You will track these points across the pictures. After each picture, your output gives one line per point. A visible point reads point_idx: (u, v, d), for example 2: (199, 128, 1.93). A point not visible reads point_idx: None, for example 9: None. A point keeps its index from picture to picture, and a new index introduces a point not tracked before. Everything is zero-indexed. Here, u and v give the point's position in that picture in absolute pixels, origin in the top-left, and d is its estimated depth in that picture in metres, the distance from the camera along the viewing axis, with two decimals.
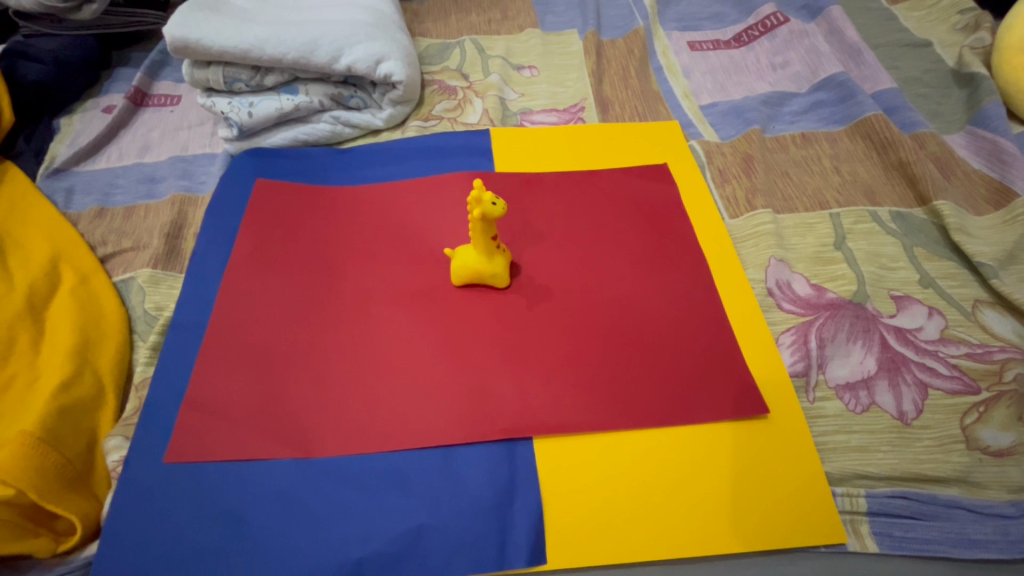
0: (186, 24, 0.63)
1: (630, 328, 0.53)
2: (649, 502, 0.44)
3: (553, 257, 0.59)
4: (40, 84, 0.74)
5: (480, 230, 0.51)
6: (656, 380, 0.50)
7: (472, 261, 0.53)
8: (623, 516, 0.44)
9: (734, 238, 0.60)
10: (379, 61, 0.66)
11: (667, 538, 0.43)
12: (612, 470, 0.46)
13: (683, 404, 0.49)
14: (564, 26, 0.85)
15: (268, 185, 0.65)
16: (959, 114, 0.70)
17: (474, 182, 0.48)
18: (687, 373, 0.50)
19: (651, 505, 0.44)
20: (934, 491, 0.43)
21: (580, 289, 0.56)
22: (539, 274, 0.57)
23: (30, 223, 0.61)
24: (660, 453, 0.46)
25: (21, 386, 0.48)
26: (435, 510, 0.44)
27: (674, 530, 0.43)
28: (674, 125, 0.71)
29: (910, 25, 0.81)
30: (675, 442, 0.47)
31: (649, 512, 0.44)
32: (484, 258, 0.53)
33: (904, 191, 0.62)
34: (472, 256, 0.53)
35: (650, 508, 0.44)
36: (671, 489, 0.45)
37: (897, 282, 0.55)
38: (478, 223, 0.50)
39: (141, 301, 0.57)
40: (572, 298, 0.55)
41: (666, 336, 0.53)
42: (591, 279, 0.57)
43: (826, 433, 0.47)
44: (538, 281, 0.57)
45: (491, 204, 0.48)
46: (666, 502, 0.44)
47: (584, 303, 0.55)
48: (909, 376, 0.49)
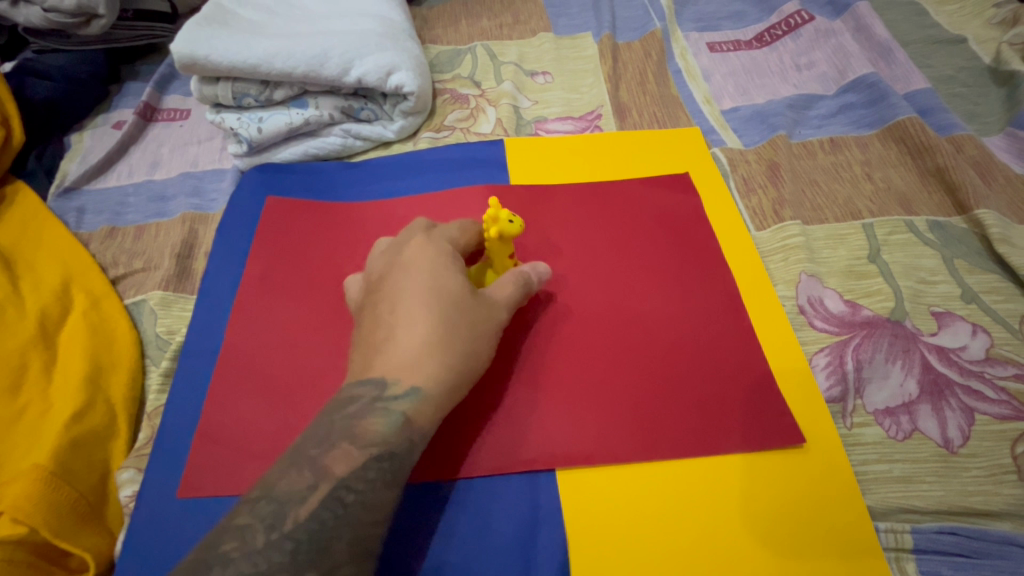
0: (194, 40, 0.62)
1: (655, 350, 0.51)
2: (679, 539, 0.42)
3: (573, 275, 0.56)
4: (49, 102, 0.73)
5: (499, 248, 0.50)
6: (686, 406, 0.48)
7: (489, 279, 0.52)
8: (651, 554, 0.42)
9: (761, 252, 0.58)
10: (390, 72, 0.65)
11: None
12: (639, 504, 0.44)
13: (715, 431, 0.46)
14: (578, 29, 0.82)
15: (279, 203, 0.64)
16: (998, 114, 0.66)
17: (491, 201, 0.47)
18: (716, 399, 0.48)
19: (681, 542, 0.42)
20: (986, 527, 0.41)
21: (602, 309, 0.54)
22: (560, 292, 0.55)
23: (42, 246, 0.61)
24: (691, 484, 0.44)
25: (33, 416, 0.48)
26: (458, 548, 0.42)
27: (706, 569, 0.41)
28: (696, 131, 0.68)
29: (942, 20, 0.77)
30: (707, 473, 0.45)
31: (679, 549, 0.42)
32: None
33: (943, 198, 0.59)
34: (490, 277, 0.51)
35: (682, 544, 0.42)
36: (701, 524, 0.42)
37: (937, 297, 0.52)
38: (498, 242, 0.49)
39: (153, 325, 0.56)
40: (596, 318, 0.53)
41: (693, 359, 0.50)
42: (615, 297, 0.55)
43: (866, 462, 0.44)
44: (558, 299, 0.54)
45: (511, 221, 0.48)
46: (697, 536, 0.42)
47: (607, 325, 0.53)
48: (954, 400, 0.46)
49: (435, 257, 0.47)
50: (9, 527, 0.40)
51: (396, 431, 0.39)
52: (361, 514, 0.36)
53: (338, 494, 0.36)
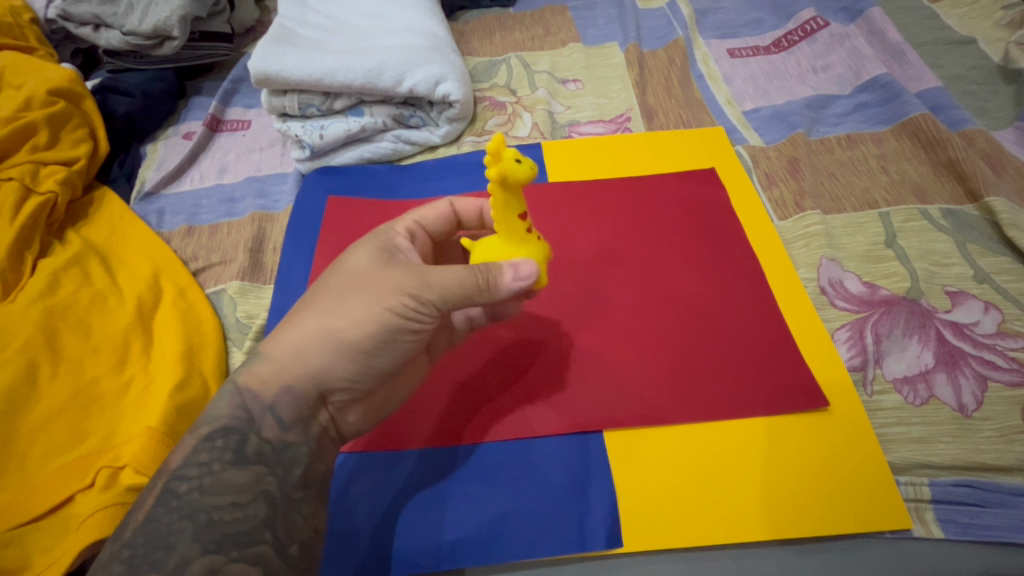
0: (266, 58, 0.69)
1: (688, 325, 0.56)
2: (717, 488, 0.47)
3: (610, 260, 0.62)
4: (129, 116, 0.81)
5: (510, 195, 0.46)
6: (712, 373, 0.53)
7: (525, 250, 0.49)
8: (692, 501, 0.47)
9: (784, 239, 0.62)
10: (438, 82, 0.71)
11: (737, 523, 0.45)
12: (680, 459, 0.49)
13: (744, 396, 0.51)
14: (605, 39, 0.88)
15: (340, 202, 0.71)
16: (1007, 110, 0.70)
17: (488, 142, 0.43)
18: (745, 368, 0.53)
19: (717, 491, 0.47)
20: (999, 480, 0.45)
21: (639, 290, 0.59)
22: (598, 277, 0.61)
23: (131, 244, 0.67)
24: (720, 442, 0.49)
25: (139, 387, 0.55)
26: (519, 498, 0.48)
27: (743, 515, 0.46)
28: (719, 131, 0.74)
29: (953, 23, 0.81)
30: (734, 433, 0.50)
31: (718, 497, 0.47)
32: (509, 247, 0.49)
33: (954, 188, 0.63)
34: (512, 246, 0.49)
35: (719, 492, 0.47)
36: (736, 476, 0.47)
37: (951, 277, 0.56)
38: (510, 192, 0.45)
39: (233, 311, 0.63)
40: (630, 299, 0.59)
41: (723, 333, 0.55)
42: (641, 279, 0.60)
43: (887, 425, 0.49)
44: (598, 283, 0.60)
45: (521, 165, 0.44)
46: (731, 487, 0.47)
47: (644, 304, 0.58)
48: (968, 369, 0.50)
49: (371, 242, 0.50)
50: (133, 477, 0.49)
51: (227, 410, 0.44)
52: (199, 499, 0.41)
53: (173, 488, 0.41)
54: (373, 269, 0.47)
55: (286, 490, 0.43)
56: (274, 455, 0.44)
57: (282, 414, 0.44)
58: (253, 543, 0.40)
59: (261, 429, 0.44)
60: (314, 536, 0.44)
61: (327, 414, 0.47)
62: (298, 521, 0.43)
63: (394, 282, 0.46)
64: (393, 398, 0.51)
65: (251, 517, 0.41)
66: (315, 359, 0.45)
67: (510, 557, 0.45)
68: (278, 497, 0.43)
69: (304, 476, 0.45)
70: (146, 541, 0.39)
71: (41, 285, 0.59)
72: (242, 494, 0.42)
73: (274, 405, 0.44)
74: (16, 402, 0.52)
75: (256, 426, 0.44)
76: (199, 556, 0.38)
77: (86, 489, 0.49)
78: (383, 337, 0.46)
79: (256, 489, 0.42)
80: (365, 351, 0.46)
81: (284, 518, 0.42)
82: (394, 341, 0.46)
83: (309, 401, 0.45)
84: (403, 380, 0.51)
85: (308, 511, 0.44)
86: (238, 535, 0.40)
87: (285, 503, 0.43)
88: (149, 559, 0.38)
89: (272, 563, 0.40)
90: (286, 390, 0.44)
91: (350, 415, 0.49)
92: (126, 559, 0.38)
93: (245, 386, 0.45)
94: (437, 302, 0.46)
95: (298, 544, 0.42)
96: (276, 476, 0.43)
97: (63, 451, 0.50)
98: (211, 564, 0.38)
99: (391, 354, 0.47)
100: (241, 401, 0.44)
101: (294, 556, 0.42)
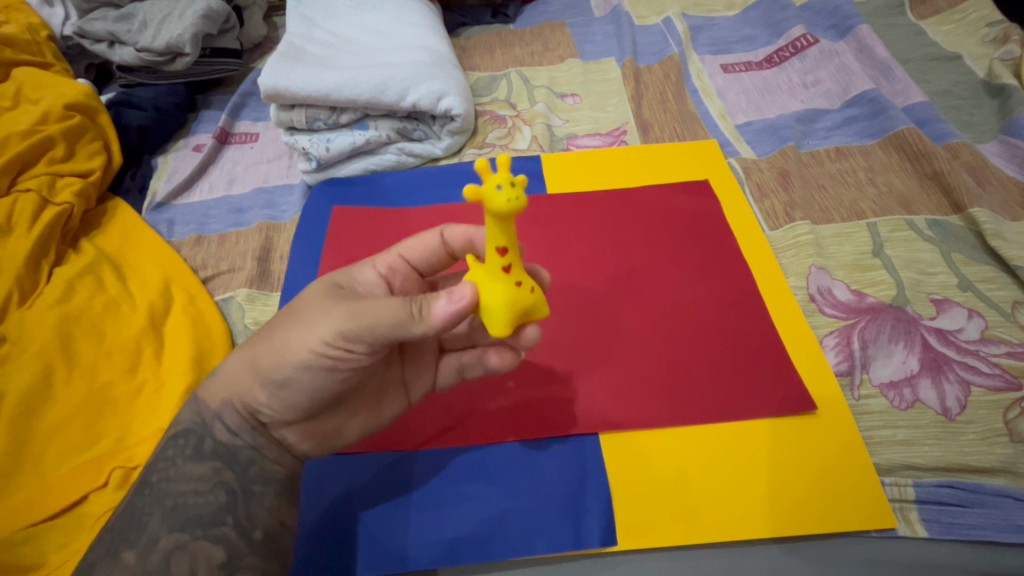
0: (276, 75, 0.72)
1: (685, 337, 0.58)
2: (709, 490, 0.48)
3: (614, 272, 0.64)
4: (141, 129, 0.84)
5: (499, 224, 0.40)
6: (706, 380, 0.54)
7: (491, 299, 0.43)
8: (683, 503, 0.48)
9: (775, 248, 0.65)
10: (441, 97, 0.74)
11: (726, 523, 0.47)
12: (674, 462, 0.50)
13: (739, 403, 0.53)
14: (602, 54, 0.91)
15: (344, 212, 0.73)
16: (991, 123, 0.73)
17: (479, 159, 0.38)
18: (740, 377, 0.55)
19: (709, 494, 0.48)
20: (980, 481, 0.47)
21: (638, 302, 0.61)
22: (602, 287, 0.62)
23: (142, 252, 0.69)
24: (718, 446, 0.51)
25: (150, 391, 0.56)
26: (516, 499, 0.49)
27: (732, 516, 0.47)
28: (713, 144, 0.76)
29: (939, 39, 0.84)
30: (731, 436, 0.51)
31: (710, 498, 0.48)
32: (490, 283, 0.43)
33: (940, 199, 0.65)
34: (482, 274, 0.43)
35: (709, 493, 0.48)
36: (729, 478, 0.49)
37: (936, 286, 0.58)
38: (489, 215, 0.39)
39: (242, 318, 0.64)
40: (631, 309, 0.60)
41: (719, 343, 0.57)
42: (630, 291, 0.62)
43: (873, 428, 0.50)
44: (599, 293, 0.62)
45: (509, 187, 0.37)
46: (726, 489, 0.48)
47: (643, 315, 0.60)
48: (952, 374, 0.52)
49: (322, 282, 0.48)
50: None
51: (187, 415, 0.47)
52: (166, 487, 0.44)
53: (145, 480, 0.45)
54: (321, 298, 0.46)
55: (244, 482, 0.46)
56: (229, 452, 0.46)
57: (227, 421, 0.47)
58: (215, 526, 0.43)
59: (215, 432, 0.47)
60: (279, 527, 0.45)
61: (272, 434, 0.48)
62: (261, 511, 0.45)
63: (324, 315, 0.44)
64: (346, 427, 0.50)
65: (212, 503, 0.44)
66: (241, 380, 0.46)
67: (507, 555, 0.47)
68: (236, 487, 0.45)
69: (263, 471, 0.47)
70: (121, 524, 0.43)
71: (57, 292, 0.62)
72: (201, 483, 0.45)
73: (220, 414, 0.47)
74: (33, 405, 0.54)
75: (210, 429, 0.47)
76: (166, 534, 0.42)
77: (100, 488, 0.51)
78: (305, 368, 0.44)
79: (215, 479, 0.45)
80: (278, 382, 0.45)
81: (244, 506, 0.45)
82: (314, 372, 0.44)
83: (245, 417, 0.47)
84: (356, 412, 0.50)
85: (271, 504, 0.46)
86: (202, 516, 0.43)
87: (245, 495, 0.45)
88: (122, 539, 0.42)
89: (237, 546, 0.43)
90: (226, 403, 0.47)
91: (290, 437, 0.48)
92: (106, 541, 0.42)
93: (202, 396, 0.48)
94: (358, 332, 0.42)
95: (264, 530, 0.44)
96: (233, 470, 0.46)
97: (78, 452, 0.52)
98: (176, 541, 0.42)
99: (315, 385, 0.45)
100: (198, 409, 0.47)
101: (259, 541, 0.44)
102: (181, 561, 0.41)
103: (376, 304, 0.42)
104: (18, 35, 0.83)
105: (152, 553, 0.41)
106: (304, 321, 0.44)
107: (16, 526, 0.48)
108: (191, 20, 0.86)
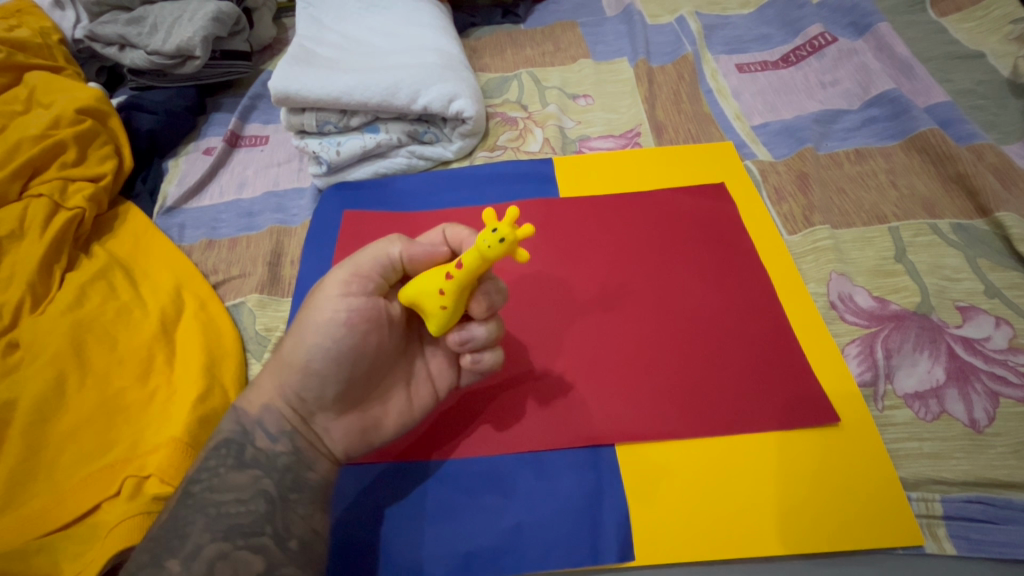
0: (286, 78, 0.71)
1: (707, 330, 0.57)
2: (741, 499, 0.47)
3: (632, 266, 0.63)
4: (152, 133, 0.84)
5: (474, 257, 0.42)
6: (731, 375, 0.54)
7: (415, 286, 0.45)
8: (715, 513, 0.47)
9: (794, 253, 0.63)
10: (452, 99, 0.73)
11: (761, 535, 0.46)
12: (703, 470, 0.49)
13: (770, 406, 0.52)
14: (614, 54, 0.89)
15: (355, 215, 0.72)
16: (1016, 124, 0.71)
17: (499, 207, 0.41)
18: (765, 373, 0.54)
19: (742, 502, 0.47)
20: (1010, 497, 0.45)
21: (662, 297, 0.60)
22: (621, 282, 0.62)
23: (154, 257, 0.69)
24: (750, 452, 0.50)
25: (163, 398, 0.56)
26: (532, 511, 0.49)
27: (765, 529, 0.46)
28: (728, 146, 0.75)
29: (961, 37, 0.82)
30: (760, 442, 0.50)
31: (742, 509, 0.47)
32: (427, 288, 0.44)
33: (965, 203, 0.63)
34: (431, 274, 0.45)
35: (741, 504, 0.47)
36: (762, 490, 0.48)
37: (961, 292, 0.57)
38: (473, 249, 0.41)
39: (253, 324, 0.64)
40: (652, 303, 0.60)
41: (739, 337, 0.57)
42: (641, 281, 0.62)
43: (898, 440, 0.49)
44: (619, 289, 0.61)
45: (496, 241, 0.40)
46: (757, 501, 0.47)
47: (665, 310, 0.59)
48: (980, 385, 0.50)
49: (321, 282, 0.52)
50: (158, 486, 0.50)
51: (229, 425, 0.47)
52: (208, 496, 0.44)
53: (188, 489, 0.44)
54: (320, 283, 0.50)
55: (282, 490, 0.45)
56: (267, 460, 0.46)
57: (268, 427, 0.47)
58: (255, 534, 0.42)
59: (255, 439, 0.47)
60: (313, 534, 0.45)
61: (311, 430, 0.48)
62: (295, 520, 0.44)
63: (329, 286, 0.47)
64: (384, 420, 0.50)
65: (253, 512, 0.43)
66: (279, 381, 0.47)
67: (521, 569, 0.46)
68: (275, 496, 0.45)
69: (299, 478, 0.46)
70: (165, 534, 0.42)
71: (70, 298, 0.62)
72: (242, 491, 0.44)
73: (260, 420, 0.47)
74: (45, 411, 0.54)
75: (250, 437, 0.47)
76: (209, 542, 0.41)
77: (113, 497, 0.50)
78: (327, 345, 0.46)
79: (254, 488, 0.45)
80: (307, 366, 0.46)
81: (281, 514, 0.44)
82: (336, 343, 0.46)
83: (289, 418, 0.48)
84: (388, 399, 0.50)
85: (304, 512, 0.45)
86: (242, 526, 0.43)
87: (282, 504, 0.45)
88: (168, 547, 0.41)
89: (274, 553, 0.42)
90: (268, 407, 0.47)
91: (333, 431, 0.49)
92: (150, 549, 0.41)
93: (241, 406, 0.49)
94: (358, 275, 0.47)
95: (298, 539, 0.44)
96: (272, 477, 0.46)
97: (90, 461, 0.52)
98: (219, 549, 0.41)
99: (342, 363, 0.46)
100: (237, 418, 0.48)
101: (294, 550, 0.43)
102: (224, 569, 0.40)
103: (364, 255, 0.48)
104: (30, 40, 0.83)
105: (196, 560, 0.40)
106: (317, 300, 0.47)
107: (30, 535, 0.48)
108: (201, 23, 0.85)
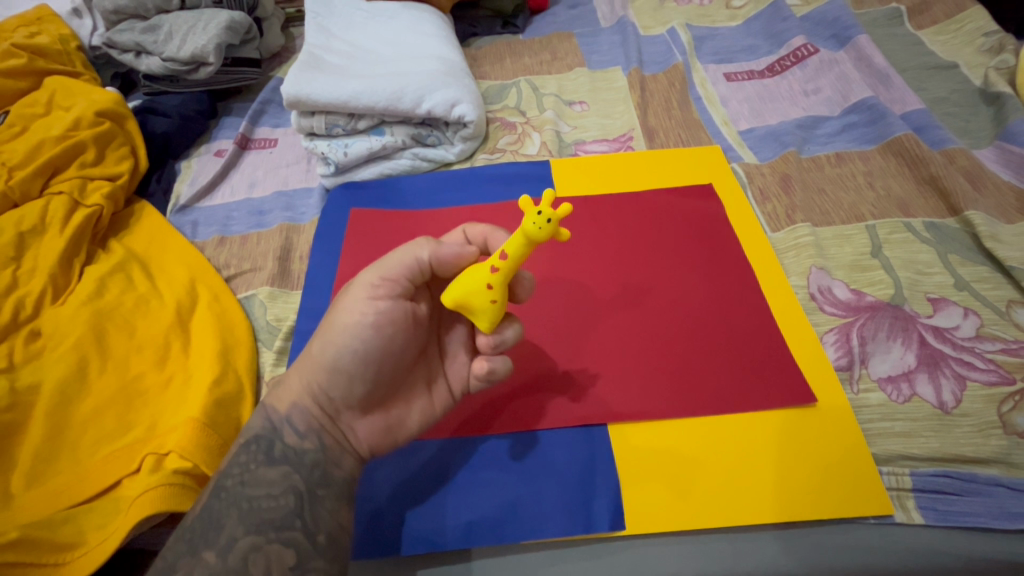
0: (298, 83, 0.75)
1: (709, 330, 0.60)
2: (736, 484, 0.50)
3: (637, 270, 0.66)
4: (166, 135, 0.87)
5: (520, 243, 0.45)
6: (731, 371, 0.57)
7: (460, 288, 0.48)
8: (714, 499, 0.50)
9: (777, 249, 0.67)
10: (454, 104, 0.77)
11: (752, 514, 0.49)
12: (702, 459, 0.52)
13: (762, 395, 0.55)
14: (609, 63, 0.94)
15: (362, 213, 0.76)
16: (987, 130, 0.75)
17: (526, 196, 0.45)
18: (761, 367, 0.57)
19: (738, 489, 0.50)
20: (975, 471, 0.49)
21: (665, 299, 0.63)
22: (627, 285, 0.65)
23: (168, 252, 0.72)
24: (747, 442, 0.52)
25: (179, 383, 0.59)
26: (533, 488, 0.52)
27: (758, 510, 0.49)
28: (716, 149, 0.79)
29: (937, 48, 0.87)
30: (754, 431, 0.53)
31: (737, 494, 0.50)
32: (478, 288, 0.47)
33: (937, 203, 0.67)
34: (474, 273, 0.48)
35: (738, 490, 0.50)
36: (757, 477, 0.50)
37: (933, 285, 0.60)
38: (517, 235, 0.45)
39: (264, 315, 0.67)
40: (658, 304, 0.63)
41: (739, 335, 0.59)
42: (647, 283, 0.65)
43: (872, 420, 0.52)
44: (626, 291, 0.64)
45: (542, 223, 0.43)
46: (752, 486, 0.50)
47: (670, 312, 0.62)
48: (948, 370, 0.54)
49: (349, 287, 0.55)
50: (177, 461, 0.53)
51: (259, 423, 0.51)
52: (241, 490, 0.47)
53: (220, 484, 0.47)
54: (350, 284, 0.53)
55: (311, 485, 0.48)
56: (296, 456, 0.49)
57: (296, 424, 0.50)
58: (286, 528, 0.45)
59: (284, 436, 0.50)
60: (340, 529, 0.47)
61: (338, 427, 0.51)
62: (323, 514, 0.47)
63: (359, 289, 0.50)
64: (407, 417, 0.53)
65: (284, 507, 0.46)
66: (307, 379, 0.50)
67: (521, 539, 0.49)
68: (304, 491, 0.48)
69: (326, 474, 0.49)
70: (201, 525, 0.45)
71: (90, 290, 0.65)
72: (273, 487, 0.47)
73: (289, 418, 0.50)
74: (68, 394, 0.57)
75: (279, 433, 0.50)
76: (244, 534, 0.44)
77: (133, 473, 0.53)
78: (355, 343, 0.49)
79: (285, 483, 0.48)
80: (336, 364, 0.49)
81: (310, 508, 0.47)
82: (362, 339, 0.49)
83: (316, 415, 0.50)
84: (412, 399, 0.53)
85: (332, 507, 0.48)
86: (274, 519, 0.46)
87: (311, 499, 0.47)
88: (204, 538, 0.44)
89: (303, 547, 0.45)
90: (296, 405, 0.50)
91: (359, 429, 0.51)
92: (186, 539, 0.44)
93: (270, 404, 0.52)
94: (387, 277, 0.50)
95: (326, 534, 0.46)
96: (301, 473, 0.48)
97: (111, 440, 0.55)
98: (253, 543, 0.44)
99: (368, 360, 0.49)
100: (266, 414, 0.51)
101: (323, 544, 0.46)
102: (257, 560, 0.44)
103: (395, 256, 0.51)
104: (49, 46, 0.87)
105: (232, 551, 0.44)
106: (349, 300, 0.50)
107: (56, 507, 0.51)
108: (214, 31, 0.90)
